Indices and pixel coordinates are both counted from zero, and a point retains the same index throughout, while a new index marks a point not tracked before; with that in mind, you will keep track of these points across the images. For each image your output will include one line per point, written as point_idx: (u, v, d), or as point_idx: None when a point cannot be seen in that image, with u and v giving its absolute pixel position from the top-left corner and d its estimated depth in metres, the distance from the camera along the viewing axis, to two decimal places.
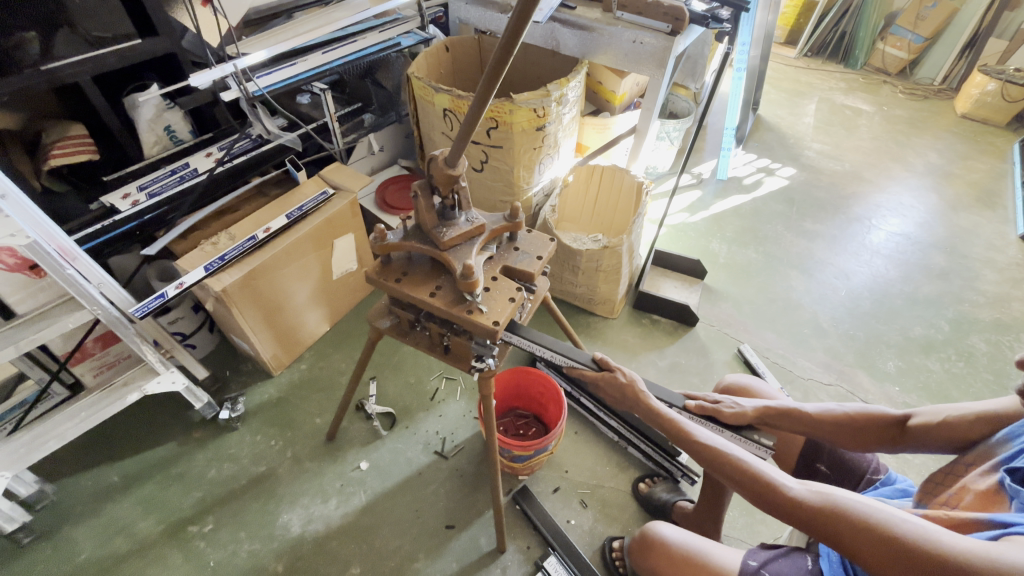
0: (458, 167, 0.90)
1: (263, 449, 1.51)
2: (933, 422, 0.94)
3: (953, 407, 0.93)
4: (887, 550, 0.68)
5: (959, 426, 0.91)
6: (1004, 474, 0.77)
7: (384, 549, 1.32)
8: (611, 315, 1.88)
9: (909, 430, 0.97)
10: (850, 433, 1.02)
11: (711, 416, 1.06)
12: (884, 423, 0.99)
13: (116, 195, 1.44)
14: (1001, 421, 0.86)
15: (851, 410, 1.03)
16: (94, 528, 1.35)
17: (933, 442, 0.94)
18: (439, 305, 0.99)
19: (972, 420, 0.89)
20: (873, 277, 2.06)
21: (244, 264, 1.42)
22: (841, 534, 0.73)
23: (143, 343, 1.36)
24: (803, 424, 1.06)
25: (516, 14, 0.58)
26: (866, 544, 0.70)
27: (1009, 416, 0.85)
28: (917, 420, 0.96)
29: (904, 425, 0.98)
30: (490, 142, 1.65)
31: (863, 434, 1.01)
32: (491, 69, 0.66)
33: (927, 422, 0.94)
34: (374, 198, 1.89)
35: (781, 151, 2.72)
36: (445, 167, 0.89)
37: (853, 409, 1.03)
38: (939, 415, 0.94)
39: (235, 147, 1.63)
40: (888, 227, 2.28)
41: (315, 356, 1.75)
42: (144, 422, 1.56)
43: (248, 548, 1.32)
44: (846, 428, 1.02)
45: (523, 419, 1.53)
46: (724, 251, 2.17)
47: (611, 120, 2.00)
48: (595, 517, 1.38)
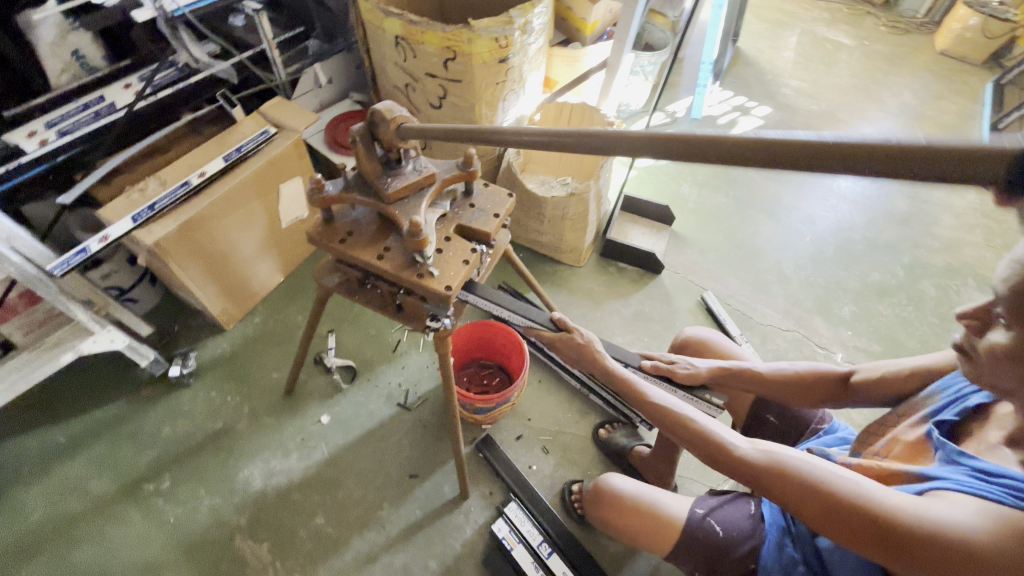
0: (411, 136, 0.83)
1: (219, 405, 1.47)
2: (874, 378, 0.96)
3: (893, 361, 0.95)
4: (822, 507, 0.71)
5: (896, 380, 0.93)
6: (931, 426, 0.79)
7: (348, 499, 1.34)
8: (577, 263, 1.85)
9: (851, 386, 0.99)
10: (797, 390, 1.05)
11: (666, 375, 1.06)
12: (829, 380, 1.02)
13: (20, 132, 1.24)
14: (934, 375, 0.89)
15: (800, 368, 1.05)
16: (45, 489, 1.31)
17: (872, 397, 0.97)
18: (388, 269, 0.92)
19: (908, 375, 0.92)
20: (837, 222, 2.07)
21: (179, 213, 1.30)
22: (782, 492, 0.75)
23: (70, 300, 1.26)
24: (754, 383, 1.08)
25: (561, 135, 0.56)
26: (804, 502, 0.72)
27: (942, 369, 0.88)
28: (859, 376, 0.98)
29: (847, 381, 1.00)
30: (447, 76, 1.50)
31: (809, 391, 1.04)
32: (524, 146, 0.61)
33: (867, 377, 0.97)
34: (323, 137, 1.73)
35: (758, 88, 2.61)
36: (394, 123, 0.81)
37: (801, 366, 1.06)
38: (878, 369, 0.96)
39: (158, 77, 1.43)
40: (856, 171, 2.26)
41: (269, 308, 1.67)
42: (88, 380, 1.49)
43: (209, 504, 1.31)
44: (794, 386, 1.05)
45: (486, 370, 1.52)
46: (694, 196, 2.12)
47: (582, 52, 1.85)
48: (556, 462, 1.42)
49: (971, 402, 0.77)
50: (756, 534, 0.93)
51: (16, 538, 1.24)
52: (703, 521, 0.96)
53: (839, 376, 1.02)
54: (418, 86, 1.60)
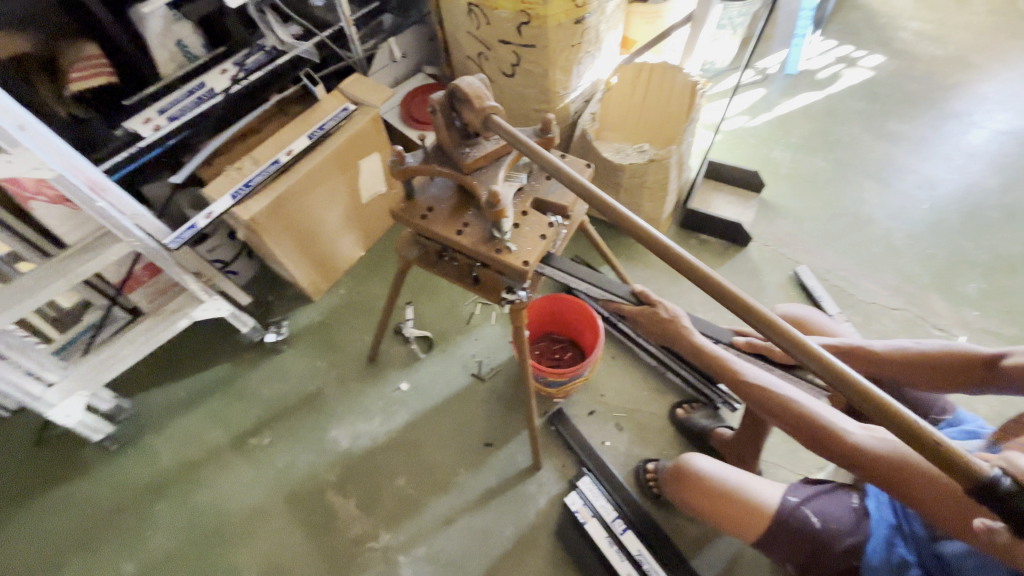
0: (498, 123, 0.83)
1: (310, 370, 1.58)
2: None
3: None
4: (942, 503, 0.75)
5: None
6: None
7: (427, 464, 1.40)
8: (655, 235, 1.75)
9: (999, 370, 0.86)
10: (918, 371, 0.95)
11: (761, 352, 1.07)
12: (969, 361, 0.89)
13: (138, 120, 1.40)
14: None
15: (929, 346, 0.95)
16: (170, 438, 1.50)
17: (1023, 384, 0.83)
18: (467, 245, 0.93)
19: None
20: (965, 186, 1.79)
21: (271, 190, 1.39)
22: (902, 486, 0.79)
23: (185, 273, 1.40)
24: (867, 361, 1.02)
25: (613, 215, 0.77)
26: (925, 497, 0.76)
27: None
28: (1011, 360, 0.84)
29: (993, 363, 0.87)
30: (521, 41, 1.46)
31: (942, 373, 0.93)
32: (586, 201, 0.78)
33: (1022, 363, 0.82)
34: (399, 112, 1.76)
35: (868, 34, 2.29)
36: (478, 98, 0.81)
37: (930, 345, 0.96)
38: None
39: (248, 62, 1.51)
40: (992, 124, 1.94)
41: (352, 280, 1.76)
42: (200, 344, 1.66)
43: (304, 460, 1.43)
44: (915, 366, 0.96)
45: (558, 344, 1.50)
46: (788, 160, 1.93)
47: (664, 7, 1.71)
48: (631, 439, 1.39)
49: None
50: (861, 529, 0.87)
51: (150, 478, 1.43)
52: (796, 509, 0.90)
53: (985, 359, 0.88)
54: (491, 54, 1.56)
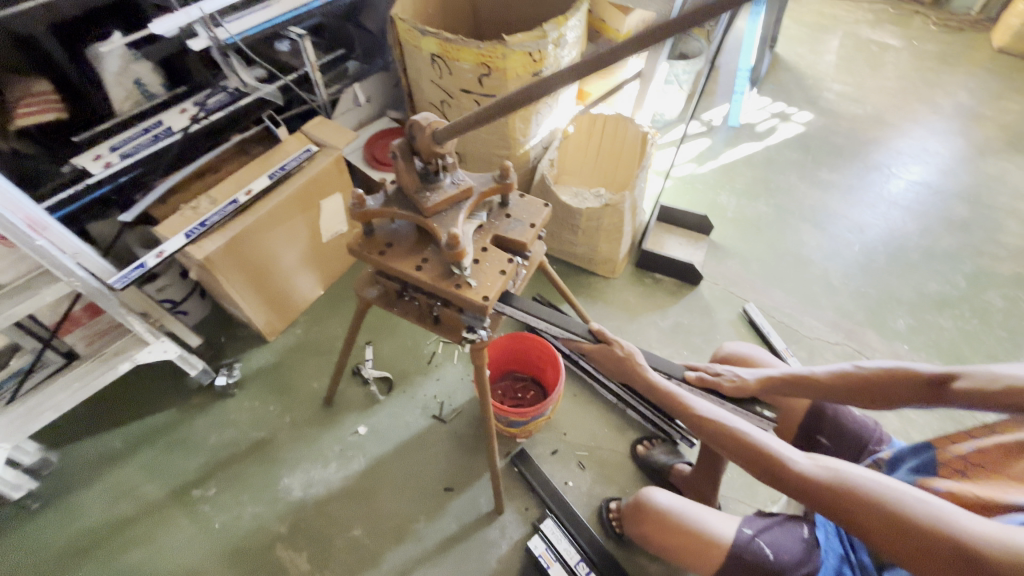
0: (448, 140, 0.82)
1: (262, 415, 1.51)
2: (978, 389, 0.84)
3: (1011, 372, 0.83)
4: (885, 526, 0.72)
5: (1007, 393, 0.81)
6: None
7: (385, 511, 1.34)
8: (612, 275, 1.82)
9: (945, 392, 0.89)
10: (865, 394, 0.99)
11: (711, 387, 1.10)
12: (914, 383, 0.93)
13: (87, 156, 1.38)
14: None
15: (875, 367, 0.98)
16: (101, 493, 1.38)
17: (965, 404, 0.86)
18: (426, 280, 0.94)
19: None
20: (889, 230, 1.96)
21: (227, 229, 1.36)
22: (846, 513, 0.76)
23: (128, 313, 1.33)
24: (814, 388, 1.04)
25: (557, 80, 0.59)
26: (869, 524, 0.74)
27: None
28: (960, 382, 0.87)
29: (943, 385, 0.90)
30: (482, 91, 1.53)
31: (893, 392, 0.95)
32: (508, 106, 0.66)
33: (970, 387, 0.86)
34: (362, 154, 1.79)
35: (798, 94, 2.53)
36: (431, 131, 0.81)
37: (876, 367, 0.98)
38: (989, 380, 0.84)
39: (210, 102, 1.54)
40: (908, 176, 2.15)
41: (310, 320, 1.72)
42: (142, 389, 1.56)
43: (251, 512, 1.35)
44: (866, 390, 0.98)
45: (520, 383, 1.51)
46: (733, 205, 2.06)
47: (615, 64, 1.84)
48: (594, 478, 1.39)
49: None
50: (811, 559, 0.88)
51: (74, 539, 1.31)
52: (750, 542, 0.92)
53: (931, 378, 0.91)
54: (453, 102, 1.63)
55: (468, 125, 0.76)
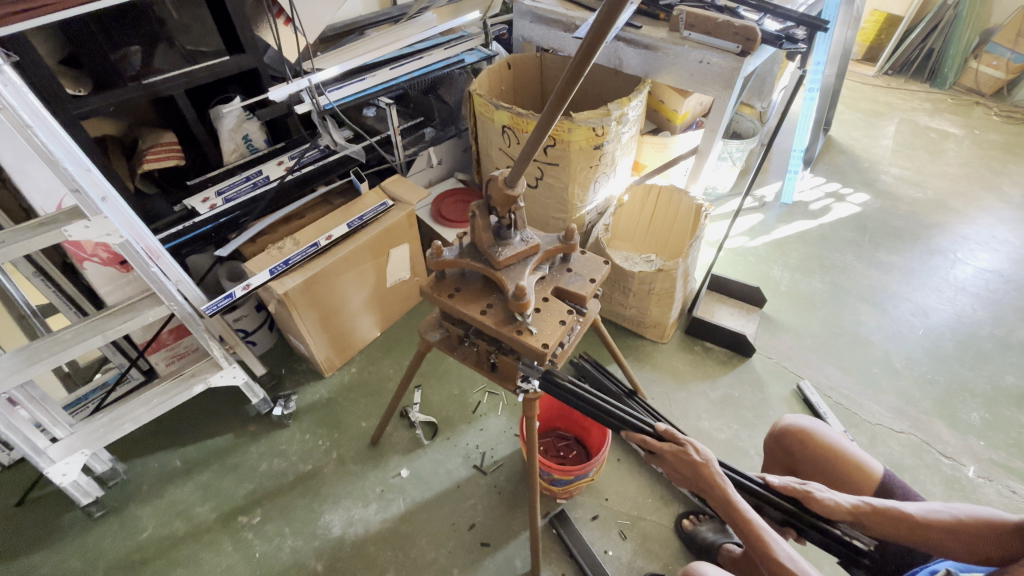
0: (517, 188, 0.92)
1: (311, 448, 1.57)
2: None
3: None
4: None
5: None
6: None
7: (419, 560, 1.33)
8: (661, 339, 1.83)
9: None
10: (963, 539, 0.90)
11: (801, 500, 1.01)
12: (1002, 532, 0.87)
13: (197, 199, 1.54)
14: None
15: (960, 512, 0.93)
16: (157, 509, 1.44)
17: None
18: (490, 324, 1.00)
19: None
20: (957, 316, 1.88)
21: (306, 269, 1.49)
22: None
23: (210, 338, 1.45)
24: (907, 528, 0.95)
25: (578, 57, 0.63)
26: None
27: None
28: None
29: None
30: (547, 159, 1.65)
31: (977, 543, 0.89)
32: (556, 97, 0.69)
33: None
34: (430, 210, 1.94)
35: (853, 175, 2.55)
36: (504, 185, 0.91)
37: (962, 512, 0.93)
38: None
39: (306, 156, 1.71)
40: (975, 262, 2.08)
41: (365, 360, 1.80)
42: (206, 412, 1.66)
43: (291, 545, 1.37)
44: (959, 534, 0.91)
45: (563, 441, 1.50)
46: (787, 279, 2.05)
47: (671, 140, 1.95)
48: (635, 550, 1.33)
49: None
50: None
51: (125, 552, 1.36)
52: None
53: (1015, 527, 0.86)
54: None
55: (528, 160, 0.83)
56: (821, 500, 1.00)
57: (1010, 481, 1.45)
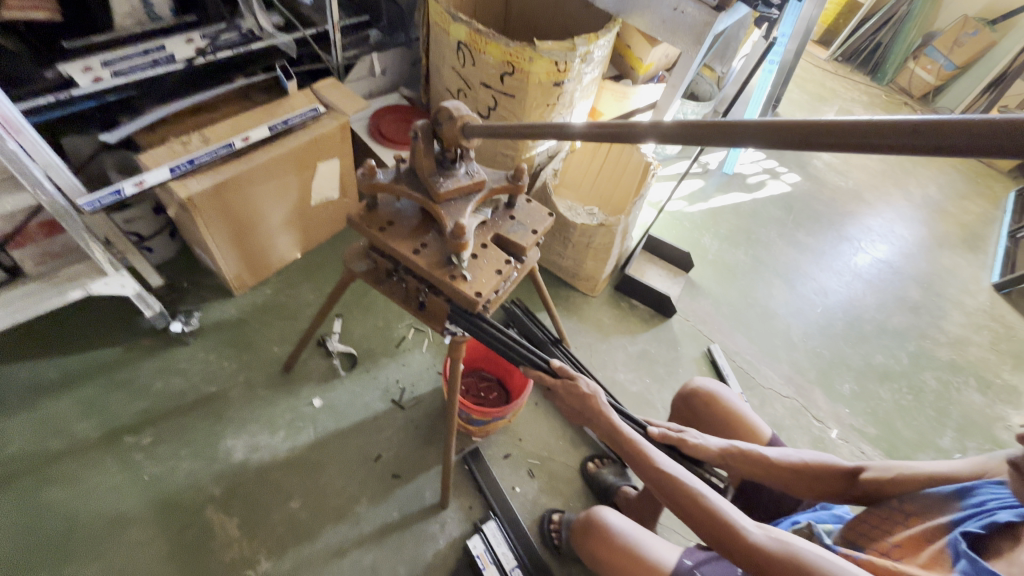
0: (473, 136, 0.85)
1: (215, 369, 1.45)
2: (886, 477, 0.94)
3: (906, 465, 0.93)
4: None
5: (905, 482, 0.91)
6: (955, 535, 0.74)
7: (327, 488, 1.31)
8: (592, 292, 1.85)
9: (859, 482, 0.97)
10: (802, 480, 1.04)
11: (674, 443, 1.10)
12: (838, 474, 1.01)
13: (76, 66, 1.28)
14: (949, 480, 0.86)
15: (808, 457, 1.05)
16: (24, 423, 1.28)
17: (879, 498, 0.94)
18: (421, 263, 0.94)
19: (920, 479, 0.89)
20: (850, 299, 2.09)
21: (216, 172, 1.31)
22: None
23: (89, 237, 1.26)
24: (760, 467, 1.07)
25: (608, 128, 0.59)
26: None
27: (955, 477, 0.86)
28: (869, 474, 0.96)
29: (857, 476, 0.98)
30: (502, 89, 1.53)
31: (816, 482, 1.03)
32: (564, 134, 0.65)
33: (879, 477, 0.95)
34: (368, 124, 1.76)
35: (790, 155, 2.66)
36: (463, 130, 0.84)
37: (809, 457, 1.05)
38: (890, 470, 0.94)
39: (221, 39, 1.45)
40: (874, 252, 2.29)
41: (282, 281, 1.66)
42: (90, 320, 1.47)
43: (187, 468, 1.28)
44: (803, 474, 1.04)
45: (485, 382, 1.51)
46: (715, 248, 2.15)
47: (632, 90, 1.88)
48: (541, 488, 1.40)
49: (1000, 518, 0.73)
50: None
51: None
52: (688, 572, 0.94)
53: (847, 471, 1.00)
54: (470, 93, 1.62)
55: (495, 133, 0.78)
56: (695, 442, 1.09)
57: (863, 443, 1.68)
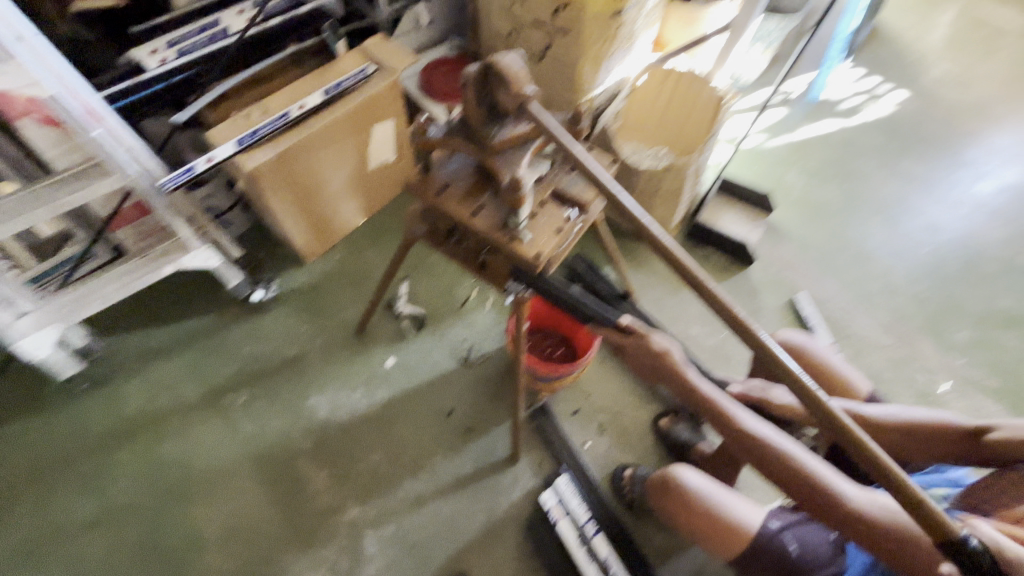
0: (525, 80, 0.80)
1: (295, 333, 1.54)
2: (1018, 438, 0.82)
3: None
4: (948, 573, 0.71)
5: None
6: None
7: (404, 443, 1.37)
8: (660, 243, 1.74)
9: (983, 444, 0.86)
10: (910, 441, 0.94)
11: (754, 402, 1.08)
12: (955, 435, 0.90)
13: (144, 49, 1.34)
14: None
15: (917, 416, 0.94)
16: (142, 384, 1.45)
17: (1007, 461, 0.83)
18: (480, 226, 0.91)
19: None
20: (968, 235, 1.80)
21: (277, 142, 1.33)
22: (906, 553, 0.74)
23: (174, 216, 1.34)
24: (859, 429, 0.98)
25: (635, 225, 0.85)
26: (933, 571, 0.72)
27: None
28: (996, 434, 0.84)
29: (979, 437, 0.87)
30: (555, 25, 1.41)
31: (927, 443, 0.92)
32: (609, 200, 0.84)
33: (1009, 437, 0.83)
34: (418, 80, 1.72)
35: (895, 69, 2.28)
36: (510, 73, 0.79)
37: (918, 415, 0.94)
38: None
39: (270, 4, 1.45)
40: (1002, 178, 1.95)
41: (349, 247, 1.71)
42: (185, 291, 1.61)
43: (279, 424, 1.40)
44: (911, 435, 0.94)
45: (551, 339, 1.48)
46: (801, 185, 1.92)
47: (703, 13, 1.67)
48: (611, 443, 1.38)
49: None
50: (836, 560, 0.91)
51: (115, 423, 1.39)
52: (775, 536, 0.92)
53: (967, 431, 0.88)
54: (522, 35, 1.52)
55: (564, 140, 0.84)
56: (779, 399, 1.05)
57: (981, 398, 1.49)
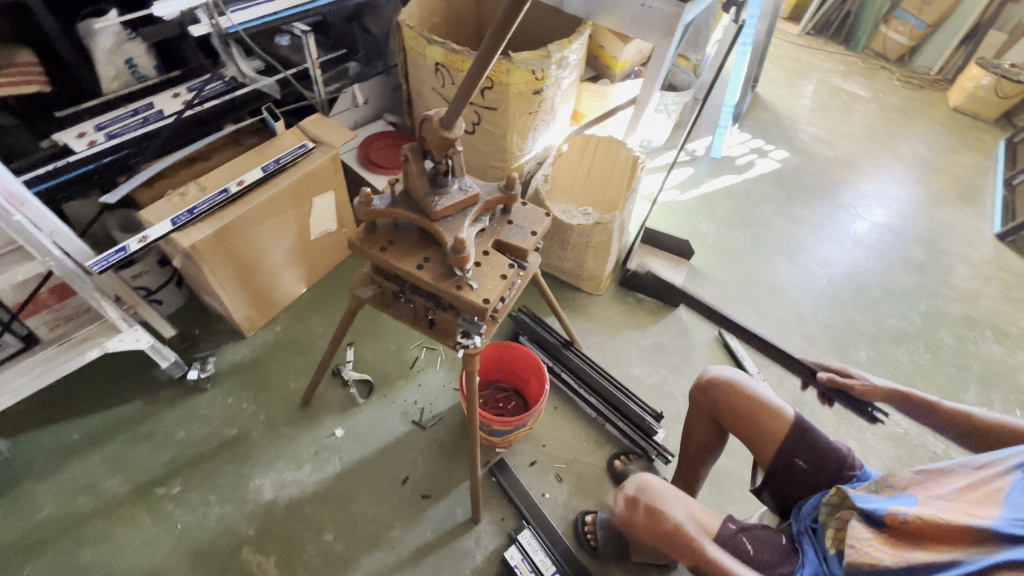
0: (454, 130, 0.85)
1: (235, 412, 1.46)
2: None
3: None
4: None
5: None
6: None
7: (359, 516, 1.31)
8: (597, 291, 1.87)
9: None
10: (969, 432, 0.98)
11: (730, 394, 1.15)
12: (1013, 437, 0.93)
13: (70, 133, 1.31)
14: None
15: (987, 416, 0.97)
16: (54, 487, 1.30)
17: None
18: (426, 279, 0.95)
19: None
20: (854, 266, 2.08)
21: (215, 219, 1.33)
22: None
23: (102, 297, 1.28)
24: (933, 413, 1.02)
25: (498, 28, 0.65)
26: None
27: None
28: None
29: None
30: (484, 103, 1.56)
31: (983, 438, 0.96)
32: (490, 38, 0.67)
33: None
34: (357, 154, 1.80)
35: (775, 132, 2.67)
36: (442, 126, 0.84)
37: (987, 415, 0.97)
38: None
39: (206, 89, 1.49)
40: (871, 217, 2.29)
41: (291, 317, 1.68)
42: (107, 378, 1.49)
43: (218, 512, 1.29)
44: (972, 426, 0.97)
45: (502, 392, 1.51)
46: (713, 232, 2.15)
47: (610, 89, 1.90)
48: (570, 491, 1.40)
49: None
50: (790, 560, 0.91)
51: (18, 535, 1.23)
52: (734, 535, 0.94)
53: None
54: None
55: (469, 89, 0.76)
56: (755, 394, 1.12)
57: None
